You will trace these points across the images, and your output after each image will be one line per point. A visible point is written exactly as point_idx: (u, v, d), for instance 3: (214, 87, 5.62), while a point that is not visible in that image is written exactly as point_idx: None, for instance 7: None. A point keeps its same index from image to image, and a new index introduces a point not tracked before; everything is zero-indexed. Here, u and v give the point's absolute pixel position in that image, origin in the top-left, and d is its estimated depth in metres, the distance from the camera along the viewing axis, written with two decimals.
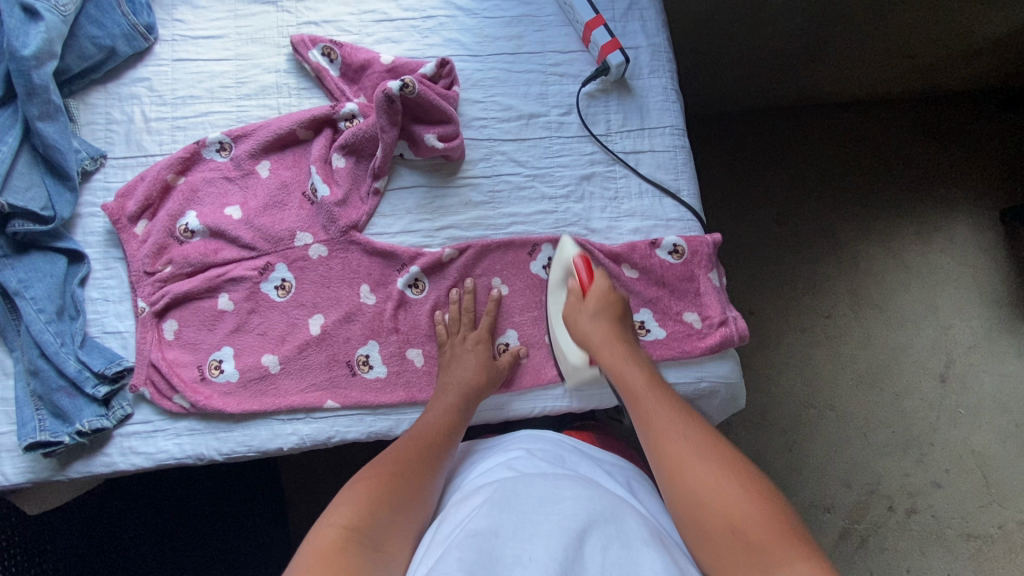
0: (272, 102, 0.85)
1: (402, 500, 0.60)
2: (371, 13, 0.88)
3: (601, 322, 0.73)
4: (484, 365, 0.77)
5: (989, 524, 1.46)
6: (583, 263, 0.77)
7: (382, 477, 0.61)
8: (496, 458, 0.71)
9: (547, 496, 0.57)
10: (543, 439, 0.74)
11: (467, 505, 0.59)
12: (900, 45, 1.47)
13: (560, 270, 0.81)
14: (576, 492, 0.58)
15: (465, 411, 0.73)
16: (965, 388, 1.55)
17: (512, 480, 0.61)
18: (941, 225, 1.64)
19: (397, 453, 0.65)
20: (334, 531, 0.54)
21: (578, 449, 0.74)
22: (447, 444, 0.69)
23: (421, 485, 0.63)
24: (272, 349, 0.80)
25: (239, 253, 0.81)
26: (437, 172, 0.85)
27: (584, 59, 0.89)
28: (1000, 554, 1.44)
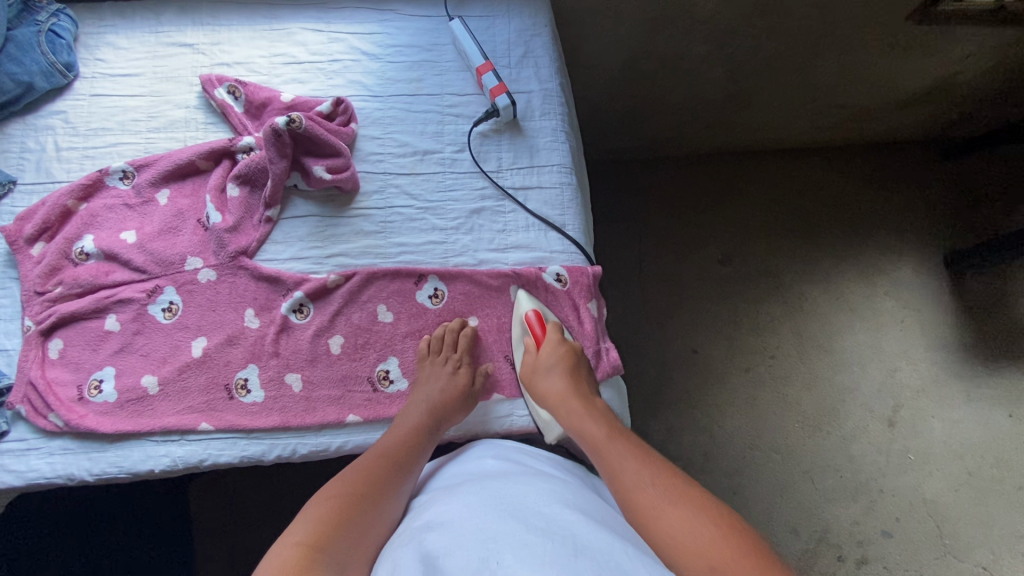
0: (179, 135, 0.90)
1: (369, 516, 0.64)
2: (281, 57, 0.95)
3: (556, 380, 0.78)
4: (456, 387, 0.79)
5: None
6: (535, 316, 0.84)
7: (344, 499, 0.64)
8: (453, 469, 0.76)
9: (503, 502, 0.63)
10: (505, 445, 0.79)
11: (427, 515, 0.64)
12: (829, 98, 1.53)
13: (517, 327, 0.86)
14: (532, 494, 0.65)
15: (432, 428, 0.77)
16: (915, 434, 1.51)
17: (467, 492, 0.66)
18: (886, 269, 1.66)
19: (361, 473, 0.68)
20: (291, 549, 0.57)
21: (541, 454, 0.79)
22: (410, 457, 0.73)
23: (384, 499, 0.67)
24: (152, 370, 0.81)
25: (130, 275, 0.84)
26: (331, 203, 0.89)
27: (480, 102, 0.94)
28: None
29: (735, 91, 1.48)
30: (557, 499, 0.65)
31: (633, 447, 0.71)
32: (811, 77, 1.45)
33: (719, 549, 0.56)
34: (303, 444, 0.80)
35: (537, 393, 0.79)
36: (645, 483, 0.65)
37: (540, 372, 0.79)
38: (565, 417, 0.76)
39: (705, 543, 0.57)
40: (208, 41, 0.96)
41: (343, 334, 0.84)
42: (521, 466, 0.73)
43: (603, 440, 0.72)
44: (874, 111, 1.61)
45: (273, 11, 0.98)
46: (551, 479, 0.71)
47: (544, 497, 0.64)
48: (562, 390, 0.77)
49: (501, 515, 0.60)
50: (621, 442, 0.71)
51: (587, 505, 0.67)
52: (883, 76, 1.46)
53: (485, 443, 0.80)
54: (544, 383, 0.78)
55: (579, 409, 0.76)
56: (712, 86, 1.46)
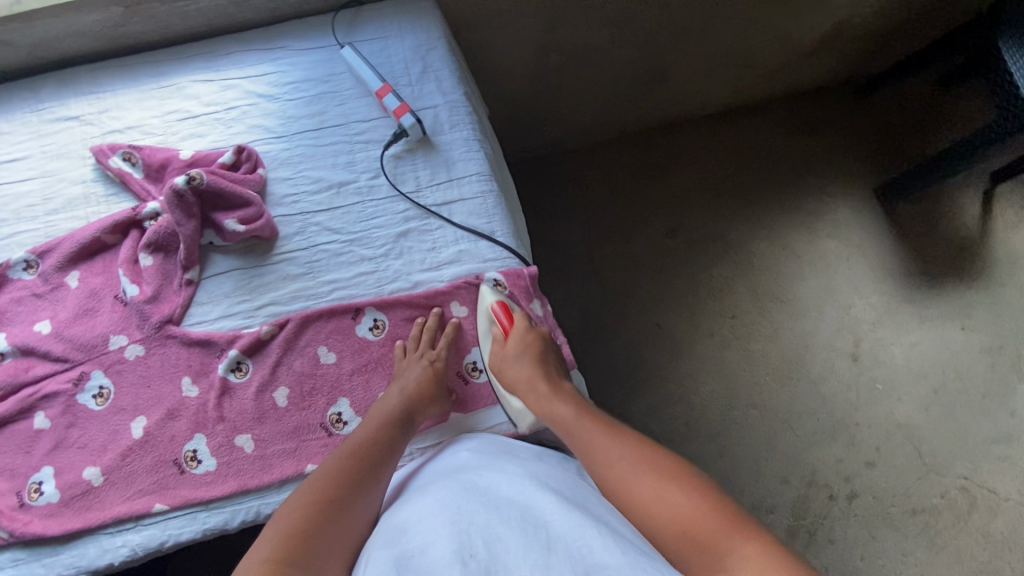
0: (80, 212, 0.87)
1: (339, 522, 0.65)
2: (175, 113, 0.92)
3: (524, 365, 0.79)
4: (430, 380, 0.78)
5: (930, 495, 1.43)
6: (501, 308, 0.83)
7: (309, 508, 0.64)
8: (429, 466, 0.75)
9: (475, 494, 0.62)
10: (488, 439, 0.78)
11: (401, 515, 0.64)
12: (740, 58, 1.57)
13: (483, 320, 0.86)
14: (506, 484, 0.64)
15: (404, 421, 0.76)
16: (879, 363, 1.55)
17: (440, 486, 0.65)
18: (824, 212, 1.71)
19: (332, 480, 0.68)
20: (258, 565, 0.58)
21: (524, 447, 0.78)
22: (383, 452, 0.72)
23: (357, 500, 0.67)
24: (94, 461, 0.78)
25: (52, 367, 0.80)
26: (251, 253, 0.86)
27: (387, 124, 0.93)
28: (949, 524, 1.41)
29: (649, 67, 1.50)
30: (529, 484, 0.64)
31: (601, 424, 0.73)
32: (714, 43, 1.48)
33: (691, 514, 0.59)
34: (265, 504, 0.78)
35: (506, 381, 0.80)
36: (619, 456, 0.67)
37: (506, 358, 0.80)
38: (535, 403, 0.77)
39: (679, 513, 0.60)
40: (94, 109, 0.92)
41: (287, 384, 0.82)
42: (494, 455, 0.73)
43: (573, 422, 0.74)
44: (783, 65, 1.66)
45: (158, 68, 0.95)
46: (526, 465, 0.71)
47: (516, 485, 0.64)
48: (528, 375, 0.78)
49: (472, 511, 0.59)
50: (590, 422, 0.73)
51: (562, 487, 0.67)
52: (784, 30, 1.51)
53: (466, 439, 0.79)
54: (513, 371, 0.79)
55: (548, 393, 0.77)
56: (625, 66, 1.47)
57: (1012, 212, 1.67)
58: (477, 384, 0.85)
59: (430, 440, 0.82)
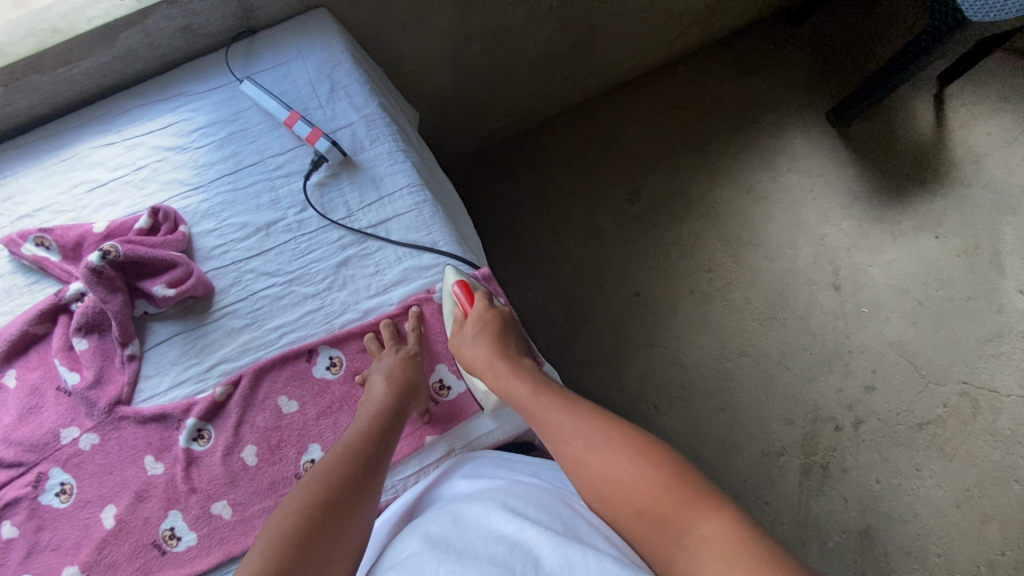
0: (5, 308, 0.83)
1: (338, 530, 0.61)
2: (83, 185, 0.88)
3: (481, 347, 0.77)
4: (404, 371, 0.76)
5: (933, 406, 1.42)
6: (462, 289, 0.81)
7: (304, 510, 0.62)
8: (423, 503, 0.73)
9: (464, 531, 0.61)
10: (480, 463, 0.76)
11: (389, 554, 0.62)
12: (666, 10, 1.54)
13: (448, 302, 0.83)
14: (495, 515, 0.62)
15: (393, 412, 0.73)
16: (860, 287, 1.54)
17: (429, 522, 0.64)
18: (780, 147, 1.68)
19: (326, 483, 0.65)
20: None
21: (517, 461, 0.76)
22: (378, 451, 0.70)
23: (357, 497, 0.65)
24: (71, 559, 0.74)
25: (7, 473, 0.77)
26: (191, 314, 0.83)
27: (304, 153, 0.89)
28: (956, 431, 1.40)
29: (576, 36, 1.46)
30: (520, 511, 0.62)
31: (559, 398, 0.71)
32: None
33: (644, 489, 0.60)
34: None
35: (465, 363, 0.79)
36: (579, 435, 0.66)
37: (463, 337, 0.79)
38: (488, 375, 0.75)
39: (630, 485, 0.61)
40: None
41: (254, 442, 0.79)
42: (487, 483, 0.70)
43: (529, 398, 0.72)
44: (712, 7, 1.62)
45: (57, 140, 0.90)
46: (518, 484, 0.69)
47: (506, 513, 0.62)
48: (481, 355, 0.76)
49: (460, 548, 0.58)
50: (548, 398, 0.71)
51: (555, 507, 0.65)
52: None
53: (472, 462, 0.76)
54: (469, 352, 0.78)
55: (504, 370, 0.75)
56: (551, 40, 1.43)
57: (965, 111, 1.65)
58: (449, 402, 0.82)
59: (412, 467, 0.78)
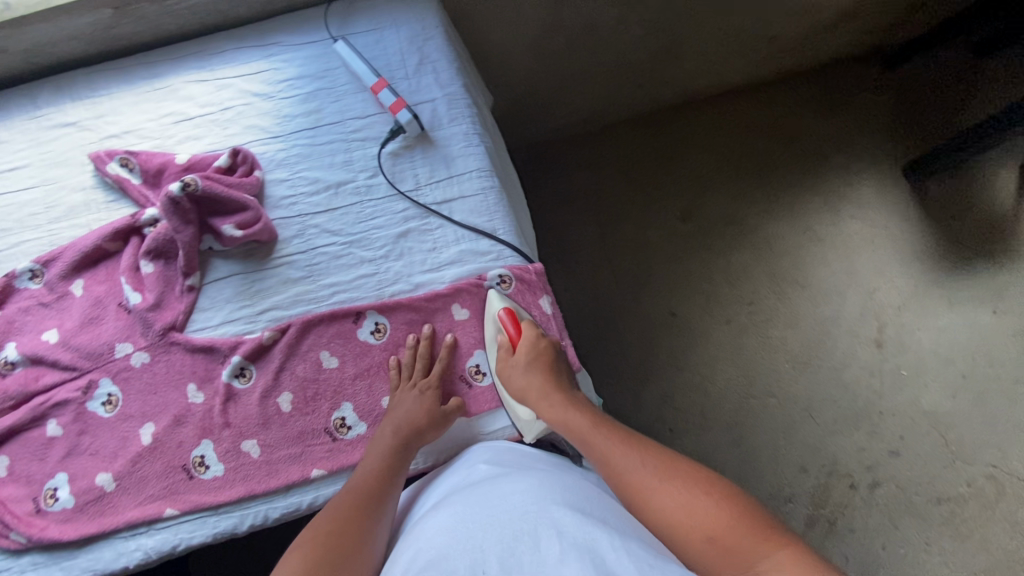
0: (82, 220, 0.87)
1: (348, 561, 0.63)
2: (170, 116, 0.91)
3: (534, 374, 0.78)
4: (425, 410, 0.76)
5: (957, 483, 1.37)
6: (508, 316, 0.81)
7: (316, 545, 0.64)
8: (444, 482, 0.75)
9: (488, 505, 0.63)
10: (493, 449, 0.78)
11: (416, 536, 0.64)
12: (755, 32, 1.49)
13: (490, 326, 0.84)
14: (517, 494, 0.64)
15: (403, 454, 0.75)
16: (904, 349, 1.49)
17: (454, 501, 0.66)
18: (847, 192, 1.63)
19: (334, 519, 0.67)
20: None
21: (532, 455, 0.78)
22: (387, 489, 0.72)
23: (365, 532, 0.66)
24: (106, 467, 0.79)
25: (61, 375, 0.81)
26: (252, 257, 0.85)
27: (383, 120, 0.91)
28: (976, 513, 1.35)
29: (658, 46, 1.44)
30: (543, 494, 0.64)
31: (618, 431, 0.71)
32: (729, 17, 1.41)
33: (716, 519, 0.58)
34: (273, 508, 0.78)
35: (515, 392, 0.79)
36: (644, 466, 0.65)
37: (514, 369, 0.79)
38: (539, 405, 0.76)
39: (702, 517, 0.58)
40: (91, 115, 0.91)
41: (291, 390, 0.81)
42: (508, 468, 0.71)
43: (590, 430, 0.72)
44: (804, 37, 1.57)
45: (153, 69, 0.94)
46: (540, 473, 0.71)
47: (528, 493, 0.64)
48: (532, 383, 0.77)
49: (484, 522, 0.60)
50: (608, 429, 0.71)
51: (579, 495, 0.66)
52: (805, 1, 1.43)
53: (478, 448, 0.79)
54: (520, 380, 0.78)
55: (558, 401, 0.76)
56: (634, 45, 1.41)
57: None
58: (480, 388, 0.84)
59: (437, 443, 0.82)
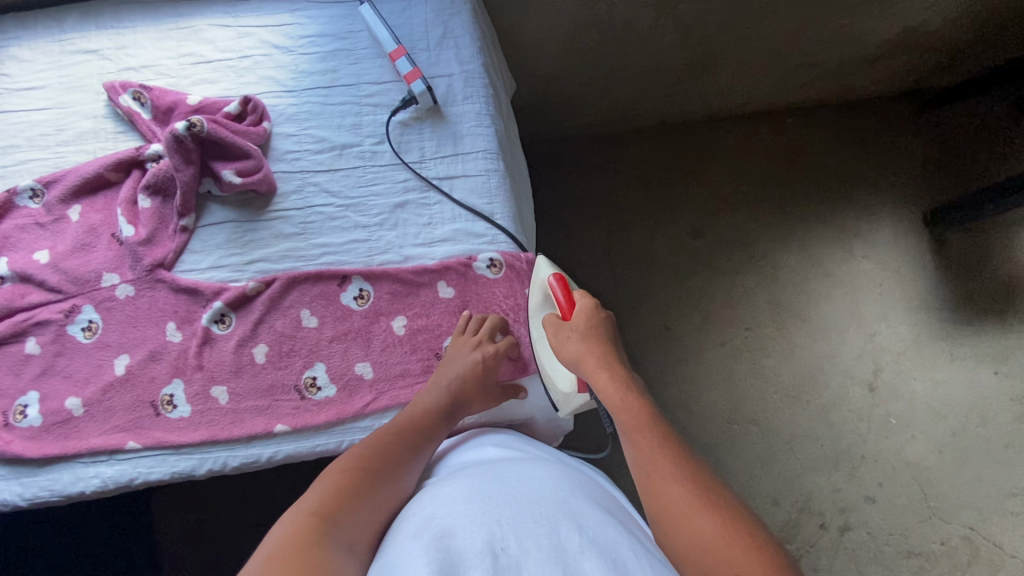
0: (88, 147, 0.87)
1: (376, 496, 0.62)
2: (189, 56, 0.91)
3: (591, 343, 0.73)
4: (479, 373, 0.76)
5: (929, 540, 1.35)
6: (560, 285, 0.78)
7: (349, 474, 0.63)
8: (450, 458, 0.75)
9: (509, 486, 0.62)
10: (513, 439, 0.78)
11: (430, 496, 0.64)
12: (790, 56, 1.47)
13: (538, 292, 0.82)
14: (539, 482, 0.64)
15: (449, 413, 0.75)
16: (896, 397, 1.47)
17: (471, 474, 0.66)
18: (863, 231, 1.60)
19: (367, 452, 0.66)
20: (299, 519, 0.56)
21: (552, 453, 0.78)
22: (422, 439, 0.71)
23: (396, 474, 0.65)
24: (76, 391, 0.80)
25: (46, 296, 0.82)
26: (248, 207, 0.85)
27: (398, 89, 0.90)
28: (944, 572, 1.33)
29: (689, 56, 1.42)
30: (564, 487, 0.64)
31: (656, 419, 0.64)
32: (767, 38, 1.39)
33: (735, 548, 0.50)
34: (233, 456, 0.79)
35: (567, 358, 0.74)
36: (671, 464, 0.58)
37: (568, 337, 0.74)
38: (595, 373, 0.70)
39: (723, 542, 0.51)
40: (113, 45, 0.92)
41: (267, 342, 0.81)
42: (519, 454, 0.72)
43: (625, 406, 0.65)
44: (841, 69, 1.54)
45: (179, 8, 0.94)
46: (556, 467, 0.70)
47: (550, 484, 0.64)
48: (591, 349, 0.72)
49: (505, 501, 0.59)
50: (646, 414, 0.64)
51: (594, 496, 0.66)
52: (845, 31, 1.40)
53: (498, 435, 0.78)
54: (572, 346, 0.74)
55: (606, 369, 0.70)
56: (665, 52, 1.39)
57: None
58: None
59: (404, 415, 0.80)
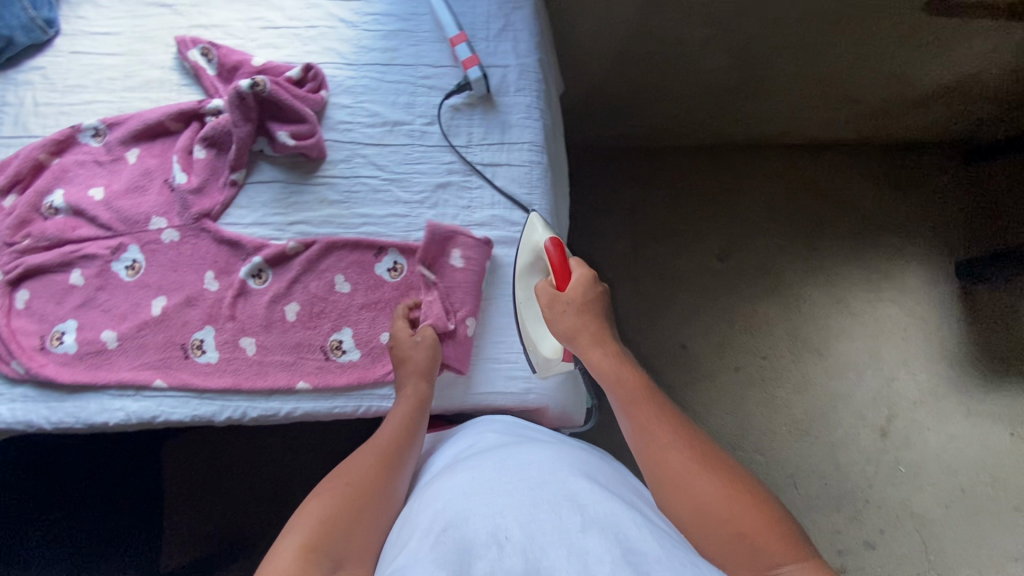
0: (152, 95, 0.91)
1: (368, 510, 0.60)
2: (258, 20, 0.94)
3: (587, 318, 0.74)
4: (434, 360, 0.78)
5: None
6: (555, 250, 0.77)
7: (340, 490, 0.61)
8: (450, 446, 0.76)
9: (507, 474, 0.62)
10: (508, 421, 0.79)
11: (430, 491, 0.64)
12: (840, 91, 1.46)
13: (528, 255, 0.81)
14: (537, 467, 0.64)
15: (418, 403, 0.74)
16: (908, 446, 1.45)
17: (470, 464, 0.66)
18: (891, 274, 1.59)
19: (355, 464, 0.65)
20: (290, 552, 0.53)
21: (548, 429, 0.79)
22: (405, 442, 0.69)
23: (385, 486, 0.63)
24: (113, 326, 0.83)
25: (95, 231, 0.85)
26: (296, 170, 0.88)
27: (453, 74, 0.92)
28: None
29: (740, 80, 1.43)
30: (562, 469, 0.64)
31: (643, 387, 0.69)
32: (821, 70, 1.39)
33: (728, 502, 0.57)
34: (253, 407, 0.81)
35: (561, 331, 0.75)
36: (664, 431, 0.63)
37: (563, 310, 0.75)
38: (589, 349, 0.73)
39: (717, 501, 0.57)
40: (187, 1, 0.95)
41: (299, 302, 0.84)
42: (518, 439, 0.72)
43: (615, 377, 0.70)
44: (889, 109, 1.53)
45: None
46: (553, 449, 0.71)
47: (547, 466, 0.64)
48: (586, 325, 0.74)
49: (504, 489, 0.59)
50: (633, 381, 0.69)
51: (595, 474, 0.66)
52: (903, 72, 1.39)
53: (485, 417, 0.79)
54: (566, 320, 0.75)
55: (599, 342, 0.73)
56: (718, 73, 1.40)
57: None
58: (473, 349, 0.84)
59: None
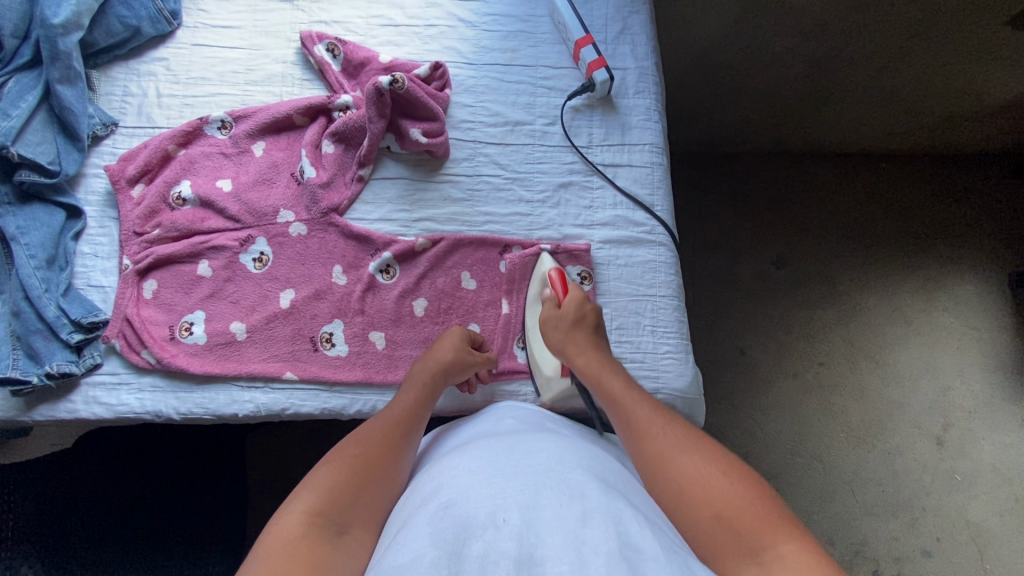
0: (275, 89, 0.91)
1: (374, 487, 0.58)
2: (378, 18, 0.95)
3: (578, 332, 0.76)
4: (462, 369, 0.74)
5: None
6: (557, 275, 0.82)
7: (347, 461, 0.58)
8: (465, 432, 0.72)
9: (517, 458, 0.58)
10: (525, 410, 0.75)
11: (433, 472, 0.60)
12: (904, 105, 1.45)
13: (536, 284, 0.85)
14: (548, 454, 0.59)
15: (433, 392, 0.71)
16: (964, 454, 1.46)
17: (478, 447, 0.62)
18: (944, 283, 1.58)
19: (361, 434, 0.62)
20: (293, 518, 0.52)
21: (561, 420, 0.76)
22: (415, 422, 0.66)
23: (390, 463, 0.61)
24: (241, 317, 0.83)
25: (224, 223, 0.86)
26: (420, 167, 0.89)
27: (573, 76, 0.93)
28: None
29: (806, 88, 1.43)
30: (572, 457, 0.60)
31: (632, 388, 0.69)
32: (886, 82, 1.38)
33: (726, 491, 0.54)
34: (383, 401, 0.81)
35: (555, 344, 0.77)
36: (656, 424, 0.62)
37: (556, 326, 0.77)
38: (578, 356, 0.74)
39: (712, 487, 0.54)
40: None
41: (427, 297, 0.85)
42: (532, 428, 0.68)
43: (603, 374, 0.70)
44: (946, 121, 1.51)
45: None
46: (563, 437, 0.66)
47: (558, 454, 0.59)
48: (576, 339, 0.76)
49: (511, 473, 0.55)
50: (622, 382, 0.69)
51: (604, 464, 0.62)
52: (968, 86, 1.36)
53: (505, 405, 0.76)
54: (556, 331, 0.77)
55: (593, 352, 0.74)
56: (785, 82, 1.41)
57: None
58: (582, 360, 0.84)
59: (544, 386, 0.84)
